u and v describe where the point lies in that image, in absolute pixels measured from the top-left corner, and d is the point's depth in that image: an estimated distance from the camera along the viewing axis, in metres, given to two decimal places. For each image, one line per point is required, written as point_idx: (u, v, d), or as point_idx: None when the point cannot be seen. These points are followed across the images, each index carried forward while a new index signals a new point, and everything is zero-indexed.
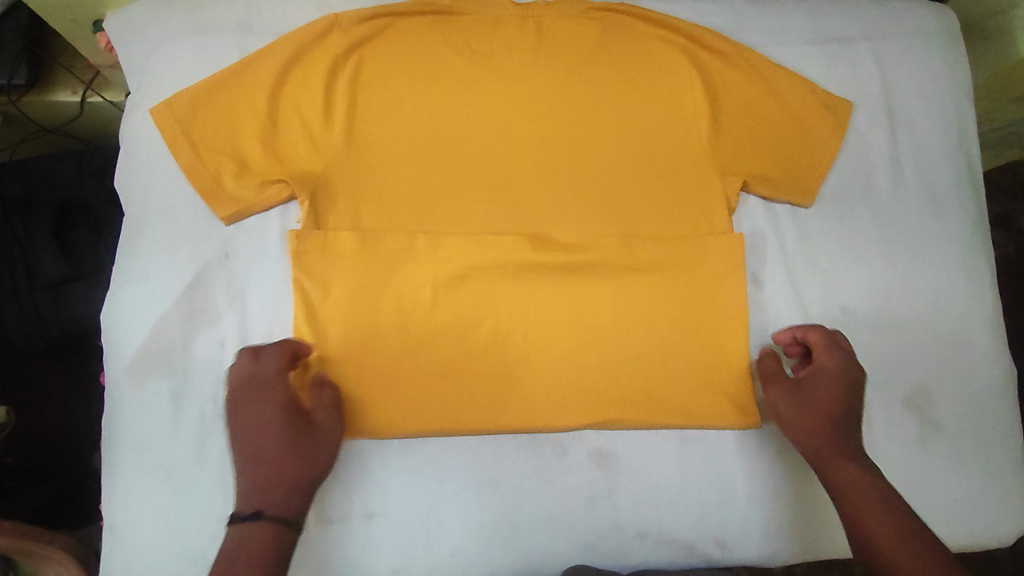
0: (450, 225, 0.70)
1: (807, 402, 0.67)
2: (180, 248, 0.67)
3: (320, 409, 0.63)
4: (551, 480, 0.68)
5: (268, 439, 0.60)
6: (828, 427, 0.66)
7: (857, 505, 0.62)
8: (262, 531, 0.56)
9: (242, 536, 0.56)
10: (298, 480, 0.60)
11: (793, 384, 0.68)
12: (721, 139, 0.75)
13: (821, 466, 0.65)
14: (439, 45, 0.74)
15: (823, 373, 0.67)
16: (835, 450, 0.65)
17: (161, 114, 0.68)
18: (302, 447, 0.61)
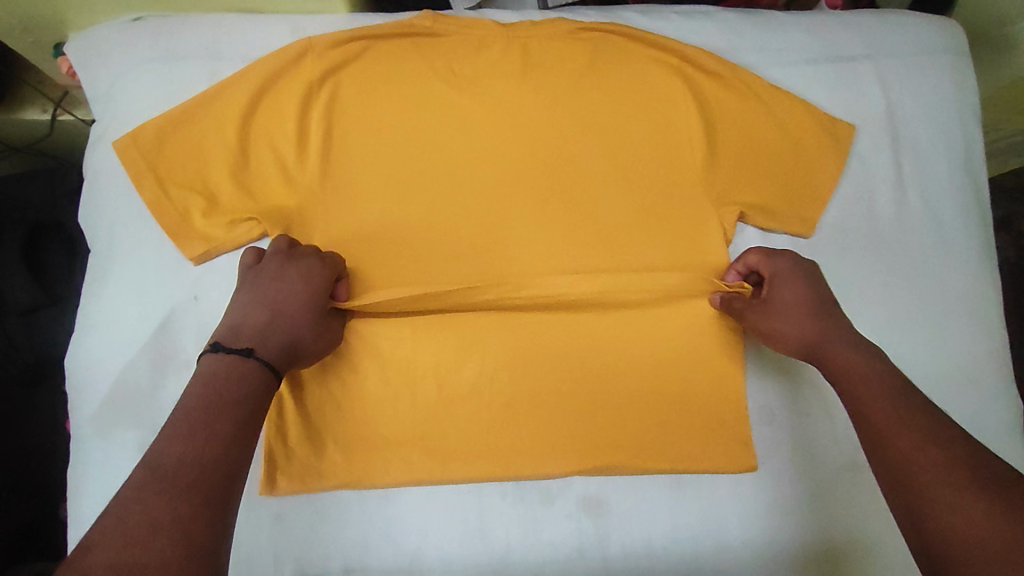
0: (432, 262, 0.67)
1: (785, 313, 0.63)
2: (148, 289, 0.64)
3: (322, 257, 0.62)
4: (537, 530, 0.65)
5: (260, 310, 0.57)
6: (814, 306, 0.62)
7: (862, 395, 0.54)
8: (234, 360, 0.52)
9: (223, 367, 0.51)
10: (286, 319, 0.57)
11: (772, 287, 0.64)
12: (717, 166, 0.71)
13: (818, 361, 0.60)
14: (420, 68, 0.70)
15: (793, 270, 0.65)
16: (816, 335, 0.60)
17: (124, 147, 0.64)
18: (288, 297, 0.58)
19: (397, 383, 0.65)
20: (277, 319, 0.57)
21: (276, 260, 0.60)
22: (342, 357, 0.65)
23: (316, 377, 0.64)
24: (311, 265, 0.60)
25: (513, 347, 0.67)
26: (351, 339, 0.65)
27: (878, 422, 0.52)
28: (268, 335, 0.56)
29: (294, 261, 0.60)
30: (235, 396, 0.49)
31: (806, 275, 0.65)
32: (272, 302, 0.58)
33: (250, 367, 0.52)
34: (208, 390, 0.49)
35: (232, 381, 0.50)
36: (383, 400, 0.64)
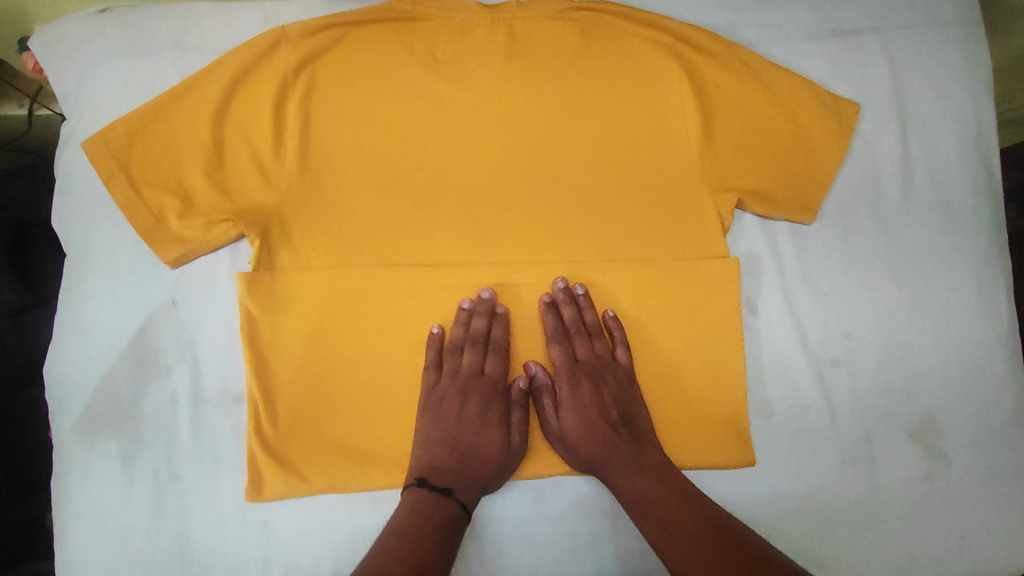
0: (416, 260, 0.64)
1: (581, 406, 0.64)
2: (124, 295, 0.62)
3: (490, 374, 0.64)
4: (529, 530, 0.64)
5: (447, 448, 0.61)
6: (600, 427, 0.63)
7: (649, 512, 0.58)
8: (439, 501, 0.58)
9: (425, 507, 0.57)
10: (476, 446, 0.62)
11: (572, 398, 0.64)
12: (713, 153, 0.68)
13: (607, 476, 0.62)
14: (400, 55, 0.66)
15: (579, 390, 0.64)
16: (606, 455, 0.62)
17: (93, 147, 0.61)
18: (465, 425, 0.62)
19: (383, 386, 0.63)
20: (462, 457, 0.61)
21: (451, 385, 0.63)
22: (324, 357, 0.62)
23: (292, 378, 0.62)
24: (484, 388, 0.64)
25: (510, 362, 0.66)
26: (334, 338, 0.62)
27: (648, 520, 0.58)
28: (456, 472, 0.60)
29: (471, 392, 0.63)
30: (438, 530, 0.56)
31: (592, 389, 0.64)
32: (450, 437, 0.61)
33: (449, 506, 0.58)
34: (407, 521, 0.55)
35: (419, 523, 0.56)
36: (370, 404, 0.62)
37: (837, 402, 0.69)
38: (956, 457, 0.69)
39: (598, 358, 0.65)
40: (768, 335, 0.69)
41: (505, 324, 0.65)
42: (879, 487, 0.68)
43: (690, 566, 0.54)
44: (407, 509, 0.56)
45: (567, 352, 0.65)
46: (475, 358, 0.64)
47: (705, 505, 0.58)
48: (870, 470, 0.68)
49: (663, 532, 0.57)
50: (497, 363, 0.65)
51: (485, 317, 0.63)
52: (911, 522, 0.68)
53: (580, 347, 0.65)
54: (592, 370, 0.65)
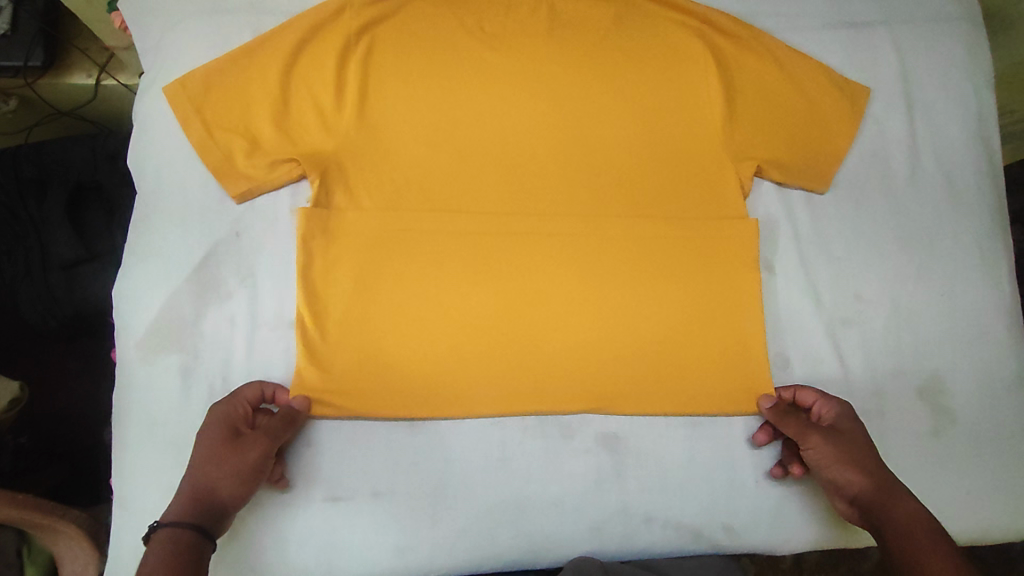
0: (460, 206, 0.70)
1: (838, 439, 0.65)
2: (192, 225, 0.68)
3: (225, 412, 0.61)
4: (558, 463, 0.67)
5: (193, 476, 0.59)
6: (865, 463, 0.64)
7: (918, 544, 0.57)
8: (168, 541, 0.54)
9: (153, 547, 0.54)
10: (198, 480, 0.58)
11: (844, 438, 0.65)
12: (735, 123, 0.73)
13: (873, 508, 0.62)
14: (451, 25, 0.73)
15: (840, 428, 0.66)
16: (873, 486, 0.62)
17: (174, 92, 0.68)
18: (196, 457, 0.60)
19: (424, 320, 0.67)
20: (195, 488, 0.58)
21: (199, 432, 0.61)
22: (368, 293, 0.67)
23: (338, 309, 0.67)
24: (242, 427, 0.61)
25: (543, 306, 0.69)
26: (380, 274, 0.67)
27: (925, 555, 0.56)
28: (189, 505, 0.57)
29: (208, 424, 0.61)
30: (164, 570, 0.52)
31: (854, 429, 0.66)
32: (190, 473, 0.59)
33: (184, 541, 0.54)
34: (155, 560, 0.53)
35: (164, 557, 0.53)
36: (412, 335, 0.67)
37: (848, 360, 0.73)
38: (962, 416, 0.73)
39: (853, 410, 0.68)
40: (783, 293, 0.74)
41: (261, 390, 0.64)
42: (889, 440, 0.71)
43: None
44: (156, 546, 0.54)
45: (833, 401, 0.67)
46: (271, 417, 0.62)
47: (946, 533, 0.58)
48: (880, 424, 0.72)
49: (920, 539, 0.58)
50: (225, 426, 0.61)
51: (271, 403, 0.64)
52: (920, 475, 0.71)
53: (822, 410, 0.68)
54: (840, 414, 0.67)
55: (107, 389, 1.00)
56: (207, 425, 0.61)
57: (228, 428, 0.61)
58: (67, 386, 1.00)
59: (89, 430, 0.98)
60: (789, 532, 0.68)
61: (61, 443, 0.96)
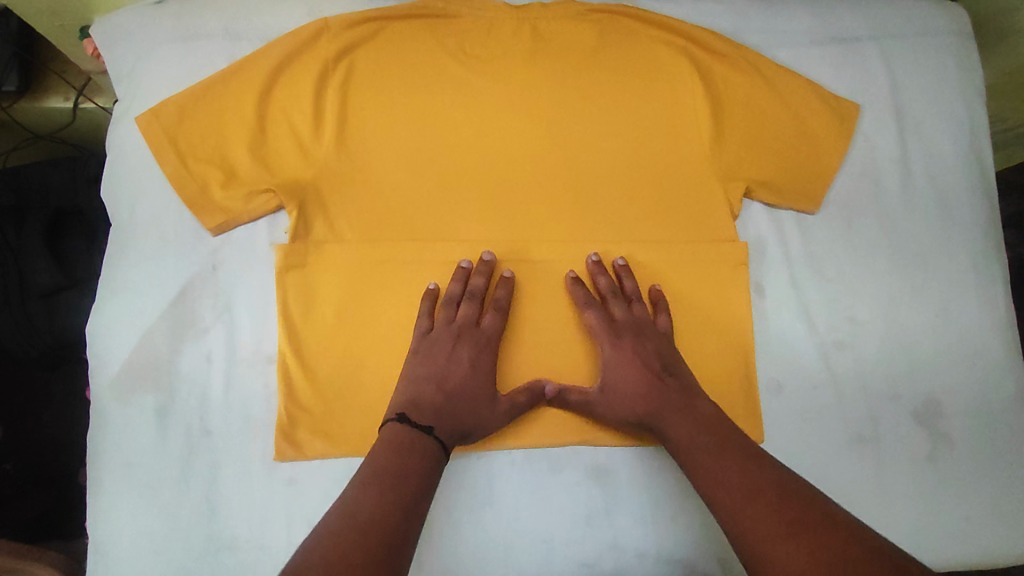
0: (442, 235, 0.68)
1: (614, 363, 0.64)
2: (167, 259, 0.66)
3: (485, 328, 0.65)
4: (546, 498, 0.66)
5: (429, 387, 0.61)
6: (644, 381, 0.63)
7: (705, 475, 0.56)
8: (416, 436, 0.57)
9: (399, 441, 0.56)
10: (462, 387, 0.62)
11: (618, 357, 0.65)
12: (724, 144, 0.72)
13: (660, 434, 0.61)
14: (431, 47, 0.72)
15: (620, 347, 0.65)
16: (655, 407, 0.62)
17: (146, 122, 0.66)
18: (456, 365, 0.63)
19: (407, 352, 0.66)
20: (450, 394, 0.61)
21: (445, 333, 0.64)
22: (350, 327, 0.65)
23: (319, 343, 0.65)
24: (476, 337, 0.64)
25: (531, 334, 0.67)
26: (360, 306, 0.66)
27: (718, 490, 0.55)
28: (442, 408, 0.60)
29: (462, 338, 0.64)
30: (415, 472, 0.55)
31: (635, 343, 0.65)
32: (438, 378, 0.62)
33: (430, 444, 0.57)
34: (387, 461, 0.55)
35: (399, 457, 0.55)
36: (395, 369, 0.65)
37: (843, 383, 0.71)
38: (959, 440, 0.71)
39: (639, 318, 0.67)
40: (776, 318, 0.72)
41: (509, 287, 0.66)
42: (886, 466, 0.70)
43: (755, 534, 0.50)
44: (388, 446, 0.56)
45: (602, 314, 0.66)
46: (470, 311, 0.65)
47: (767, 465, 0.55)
48: (877, 449, 0.70)
49: (709, 478, 0.56)
50: (490, 351, 0.64)
51: (484, 275, 0.66)
52: (919, 500, 0.69)
53: (612, 307, 0.67)
54: (634, 327, 0.66)
55: (85, 416, 0.98)
56: (422, 341, 0.64)
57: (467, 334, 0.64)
58: (49, 412, 0.98)
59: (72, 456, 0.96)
60: None
61: (42, 468, 0.95)
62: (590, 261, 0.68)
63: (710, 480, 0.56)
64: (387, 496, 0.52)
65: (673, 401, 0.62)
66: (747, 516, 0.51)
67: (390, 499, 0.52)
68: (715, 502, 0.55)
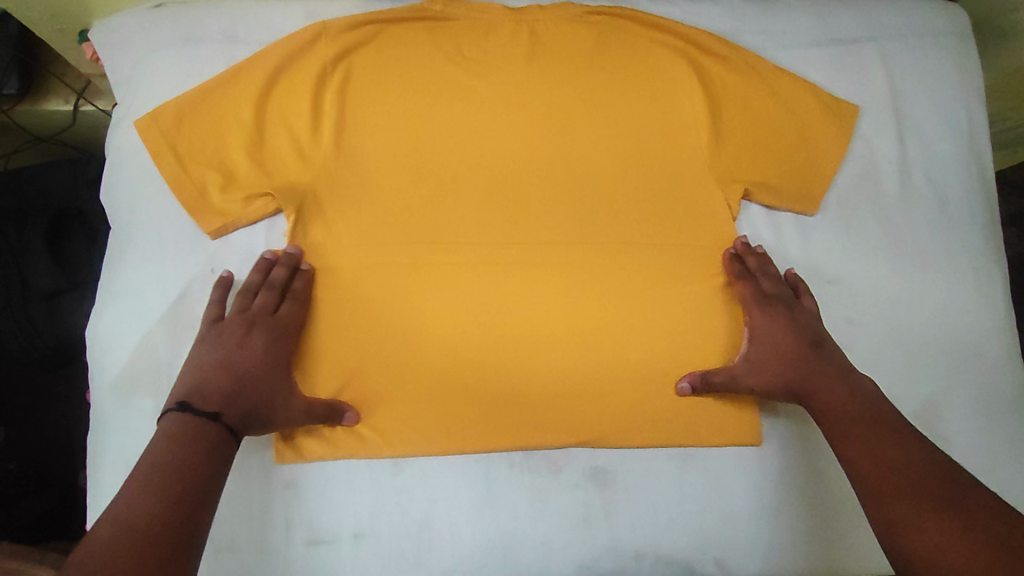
0: (440, 237, 0.68)
1: (757, 337, 0.67)
2: (166, 263, 0.66)
3: (280, 317, 0.63)
4: (543, 499, 0.66)
5: (225, 376, 0.58)
6: (801, 351, 0.64)
7: (846, 445, 0.58)
8: (200, 425, 0.54)
9: (187, 431, 0.53)
10: (257, 376, 0.59)
11: (778, 327, 0.66)
12: (722, 146, 0.72)
13: (806, 401, 0.63)
14: (430, 50, 0.72)
15: (774, 318, 0.67)
16: (801, 377, 0.63)
17: (145, 126, 0.66)
18: (247, 354, 0.60)
19: (404, 355, 0.66)
20: (241, 380, 0.58)
21: (239, 319, 0.62)
22: (348, 330, 0.66)
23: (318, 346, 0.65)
24: (271, 325, 0.62)
25: (529, 336, 0.67)
26: (358, 309, 0.66)
27: (861, 454, 0.56)
28: (231, 394, 0.57)
29: (256, 325, 0.62)
30: (190, 464, 0.51)
31: (788, 317, 0.67)
32: (234, 368, 0.59)
33: (213, 428, 0.54)
34: (172, 454, 0.51)
35: (187, 451, 0.52)
36: (393, 372, 0.65)
37: None
38: (957, 441, 0.71)
39: (785, 291, 0.68)
40: None
41: (307, 279, 0.65)
42: None
43: (892, 503, 0.52)
44: (167, 437, 0.52)
45: (752, 286, 0.68)
46: (270, 300, 0.63)
47: (918, 440, 0.55)
48: None
49: (853, 449, 0.57)
50: (285, 339, 0.63)
51: (287, 268, 0.64)
52: None
53: (763, 280, 0.68)
54: (782, 301, 0.67)
55: (86, 417, 0.99)
56: (211, 330, 0.61)
57: (246, 321, 0.62)
58: (50, 415, 0.98)
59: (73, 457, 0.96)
60: (782, 566, 0.67)
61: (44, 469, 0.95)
62: (740, 243, 0.70)
63: (850, 451, 0.57)
64: (165, 493, 0.48)
65: (827, 369, 0.63)
66: (887, 487, 0.53)
67: (173, 489, 0.49)
68: (853, 464, 0.57)
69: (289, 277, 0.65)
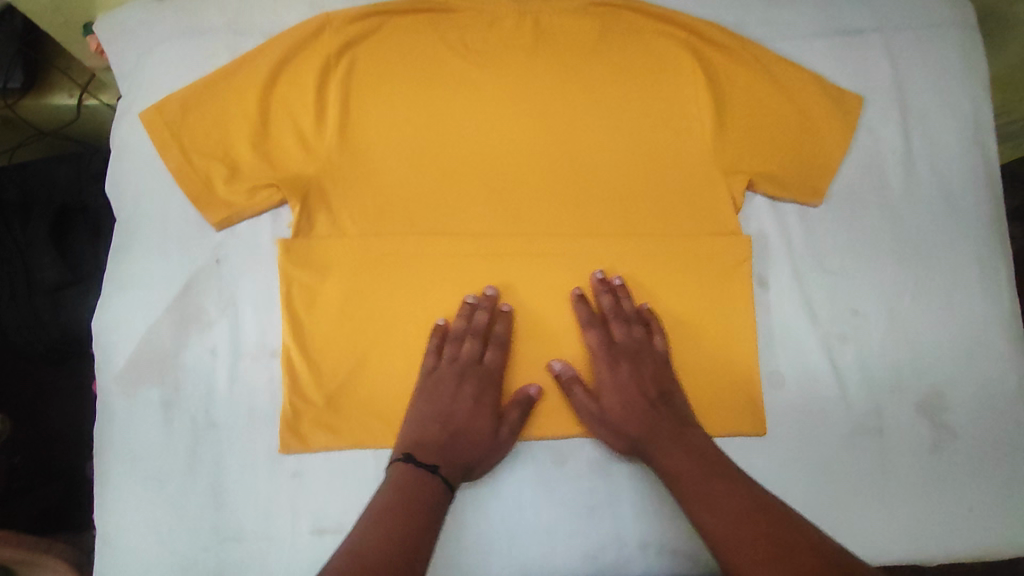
0: (444, 229, 0.68)
1: (607, 385, 0.67)
2: (171, 254, 0.66)
3: (489, 364, 0.66)
4: (549, 489, 0.66)
5: (433, 423, 0.63)
6: (637, 404, 0.65)
7: (684, 492, 0.59)
8: (417, 476, 0.59)
9: (400, 480, 0.58)
10: (465, 429, 0.64)
11: (620, 375, 0.67)
12: (726, 137, 0.72)
13: (648, 455, 0.63)
14: (433, 42, 0.72)
15: (618, 369, 0.67)
16: (645, 431, 0.64)
17: (150, 118, 0.66)
18: (460, 407, 0.64)
19: (410, 348, 0.66)
20: (453, 435, 0.63)
21: (448, 371, 0.65)
22: (353, 321, 0.66)
23: (323, 338, 0.65)
24: (480, 374, 0.66)
25: (535, 328, 0.67)
26: (363, 300, 0.66)
27: (702, 512, 0.57)
28: (444, 447, 0.62)
29: (467, 376, 0.65)
30: (419, 505, 0.57)
31: (631, 371, 0.67)
32: (444, 415, 0.64)
33: (434, 484, 0.59)
34: (393, 499, 0.57)
35: (411, 498, 0.57)
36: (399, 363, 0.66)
37: (846, 376, 0.71)
38: (963, 433, 0.71)
39: (635, 341, 0.68)
40: (778, 311, 0.72)
41: (507, 321, 0.67)
42: (889, 458, 0.70)
43: (744, 557, 0.52)
44: (393, 486, 0.58)
45: (602, 335, 0.68)
46: (475, 348, 0.66)
47: (749, 490, 0.57)
48: (880, 441, 0.70)
49: (694, 496, 0.58)
50: (494, 390, 0.66)
51: (487, 311, 0.66)
52: (922, 492, 0.69)
53: (613, 327, 0.68)
54: (629, 352, 0.67)
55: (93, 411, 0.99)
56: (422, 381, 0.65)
57: (461, 369, 0.65)
58: (55, 407, 0.99)
59: (79, 451, 0.96)
60: None
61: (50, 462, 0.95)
62: (595, 279, 0.68)
63: (693, 503, 0.58)
64: (396, 530, 0.53)
65: None
66: (743, 543, 0.53)
67: (399, 530, 0.54)
68: (698, 522, 0.57)
69: (490, 320, 0.67)
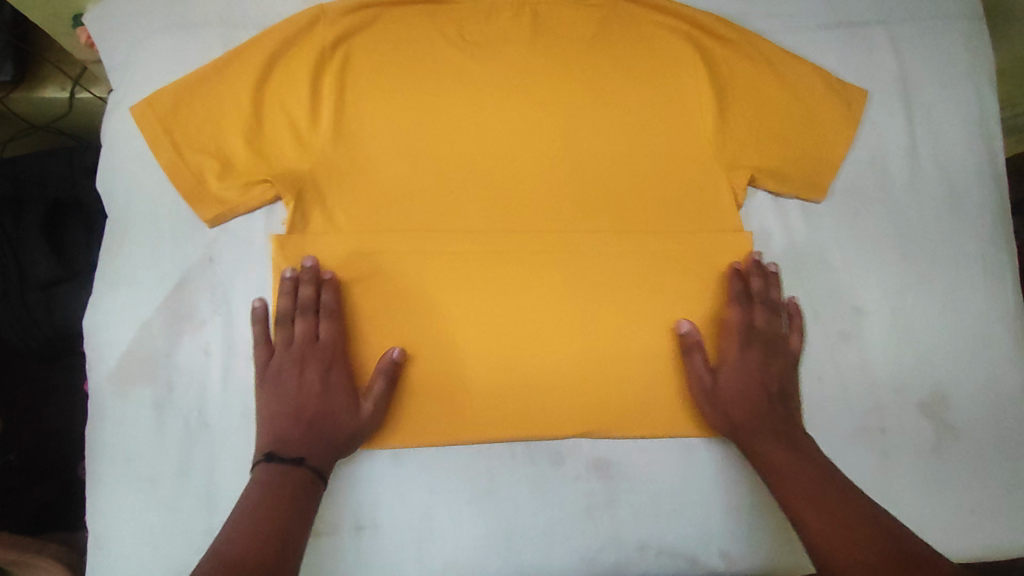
0: (441, 226, 0.67)
1: (735, 363, 0.66)
2: (163, 252, 0.65)
3: (324, 340, 0.63)
4: (546, 490, 0.65)
5: (285, 416, 0.61)
6: (757, 393, 0.65)
7: (786, 485, 0.59)
8: (286, 471, 0.57)
9: (269, 476, 0.57)
10: (324, 412, 0.61)
11: (765, 362, 0.66)
12: (728, 132, 0.71)
13: (747, 444, 0.63)
14: (430, 34, 0.70)
15: (749, 354, 0.67)
16: (757, 420, 0.64)
17: (142, 112, 0.65)
18: (306, 393, 0.62)
19: (419, 332, 0.65)
20: (312, 423, 0.61)
21: (288, 358, 0.63)
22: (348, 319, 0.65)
23: (318, 337, 0.64)
24: (318, 355, 0.63)
25: (533, 326, 0.66)
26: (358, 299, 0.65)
27: (804, 501, 0.57)
28: (309, 439, 0.60)
29: (307, 360, 0.62)
30: (284, 501, 0.55)
31: (765, 358, 0.67)
32: (289, 406, 0.61)
33: (300, 475, 0.58)
34: (255, 495, 0.55)
35: (280, 493, 0.56)
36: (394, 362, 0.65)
37: (848, 375, 0.70)
38: (965, 432, 0.70)
39: (775, 332, 0.68)
40: None
41: (335, 290, 0.64)
42: (891, 459, 0.69)
43: (837, 546, 0.52)
44: (256, 483, 0.56)
45: (744, 317, 0.67)
46: (307, 325, 0.63)
47: (844, 488, 0.57)
48: (881, 441, 0.69)
49: (793, 482, 0.59)
50: (336, 364, 0.63)
51: (312, 284, 0.63)
52: (923, 493, 0.68)
53: (756, 314, 0.68)
54: (766, 341, 0.67)
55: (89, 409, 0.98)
56: (283, 366, 0.63)
57: (307, 352, 0.63)
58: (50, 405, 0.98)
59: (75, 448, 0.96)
60: (786, 557, 0.66)
61: (46, 459, 0.95)
62: (739, 262, 0.68)
63: (790, 491, 0.58)
64: (263, 526, 0.53)
65: (776, 420, 0.64)
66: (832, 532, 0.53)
67: (268, 527, 0.53)
68: (796, 510, 0.57)
69: (317, 293, 0.64)
